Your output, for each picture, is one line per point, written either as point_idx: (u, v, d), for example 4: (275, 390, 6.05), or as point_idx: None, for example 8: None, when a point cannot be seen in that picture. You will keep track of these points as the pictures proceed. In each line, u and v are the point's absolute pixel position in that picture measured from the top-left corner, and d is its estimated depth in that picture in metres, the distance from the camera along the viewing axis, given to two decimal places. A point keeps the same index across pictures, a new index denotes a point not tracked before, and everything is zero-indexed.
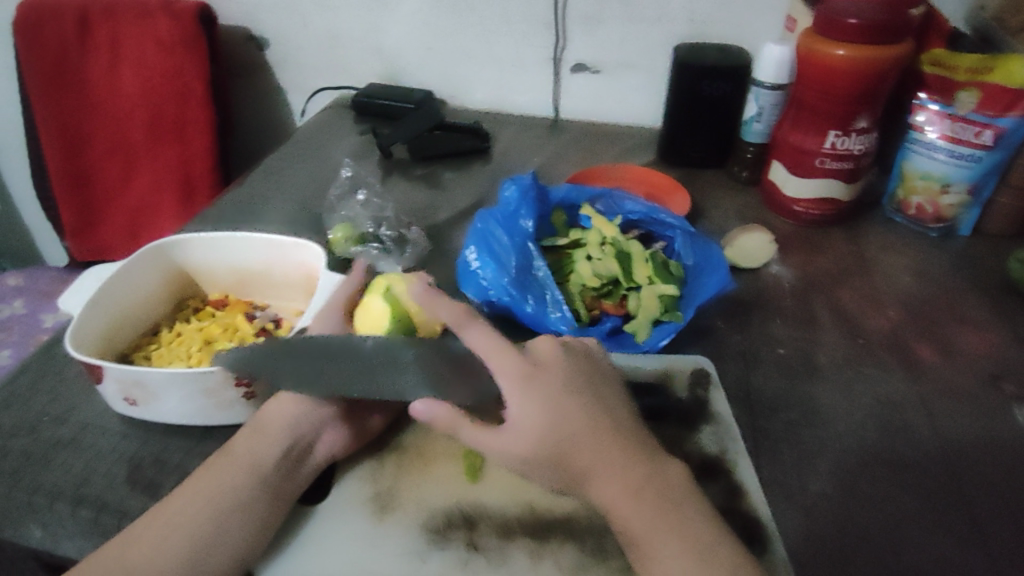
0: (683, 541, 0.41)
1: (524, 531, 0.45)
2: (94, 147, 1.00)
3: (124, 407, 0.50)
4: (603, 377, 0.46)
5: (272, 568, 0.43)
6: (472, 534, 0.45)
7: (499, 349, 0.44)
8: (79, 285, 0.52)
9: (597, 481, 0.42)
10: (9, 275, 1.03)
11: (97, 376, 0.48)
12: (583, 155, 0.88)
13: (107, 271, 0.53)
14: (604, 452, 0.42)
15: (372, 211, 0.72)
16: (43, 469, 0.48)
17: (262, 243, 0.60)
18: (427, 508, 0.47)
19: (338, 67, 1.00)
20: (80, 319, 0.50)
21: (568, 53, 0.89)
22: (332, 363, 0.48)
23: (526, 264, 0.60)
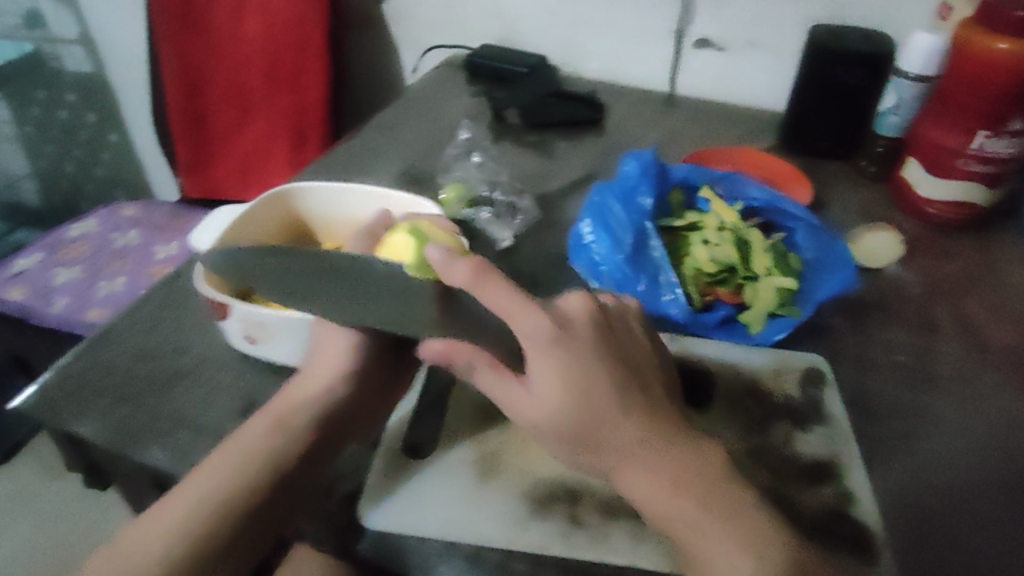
0: (740, 529, 0.39)
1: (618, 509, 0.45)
2: (212, 90, 1.04)
3: (244, 345, 0.52)
4: (636, 347, 0.44)
5: (384, 515, 0.45)
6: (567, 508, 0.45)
7: (519, 309, 0.41)
8: (210, 222, 0.55)
9: (626, 455, 0.41)
10: (125, 206, 1.07)
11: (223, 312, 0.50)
12: (698, 135, 0.85)
13: (237, 212, 0.56)
14: (630, 426, 0.41)
15: (486, 175, 0.75)
16: (166, 397, 0.51)
17: (379, 197, 0.60)
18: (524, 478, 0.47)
19: (453, 26, 1.00)
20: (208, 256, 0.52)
21: (693, 27, 0.86)
22: (334, 284, 0.49)
23: (641, 242, 0.59)
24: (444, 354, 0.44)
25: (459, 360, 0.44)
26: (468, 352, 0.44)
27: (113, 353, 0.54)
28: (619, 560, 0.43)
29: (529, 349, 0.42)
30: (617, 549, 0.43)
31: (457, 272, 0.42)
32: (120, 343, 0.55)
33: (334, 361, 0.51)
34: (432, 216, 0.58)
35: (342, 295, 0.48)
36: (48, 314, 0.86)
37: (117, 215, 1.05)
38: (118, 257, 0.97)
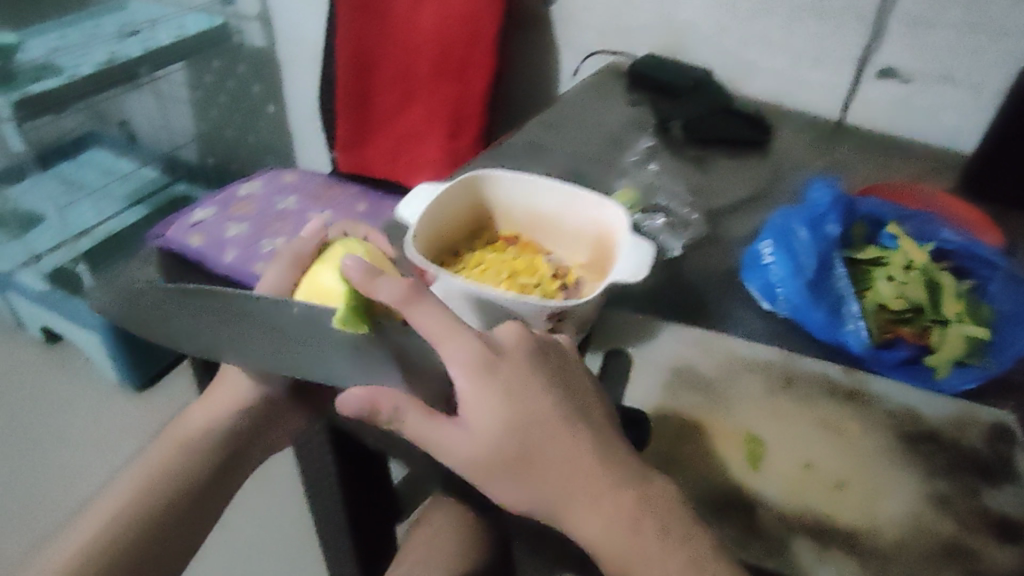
0: (688, 554, 0.40)
1: (784, 524, 0.44)
2: (381, 73, 1.09)
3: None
4: (569, 370, 0.45)
5: None
6: (734, 514, 0.44)
7: (450, 332, 0.42)
8: (416, 197, 0.60)
9: (565, 484, 0.41)
10: (287, 172, 1.15)
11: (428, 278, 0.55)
12: (871, 167, 0.81)
13: (439, 191, 0.60)
14: (570, 450, 0.41)
15: (663, 184, 0.76)
16: None
17: (565, 194, 0.63)
18: (694, 477, 0.46)
19: (621, 32, 1.01)
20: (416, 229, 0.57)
21: (877, 55, 0.84)
22: (240, 326, 0.50)
23: (825, 268, 0.59)
24: (365, 401, 0.42)
25: (386, 407, 0.42)
26: (393, 398, 0.43)
27: None
28: None
29: (460, 373, 0.42)
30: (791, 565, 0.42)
31: (387, 288, 0.43)
32: None
33: (249, 393, 0.61)
34: (619, 217, 0.60)
35: (243, 337, 0.50)
36: (222, 266, 0.96)
37: (279, 180, 1.13)
38: (279, 218, 1.05)
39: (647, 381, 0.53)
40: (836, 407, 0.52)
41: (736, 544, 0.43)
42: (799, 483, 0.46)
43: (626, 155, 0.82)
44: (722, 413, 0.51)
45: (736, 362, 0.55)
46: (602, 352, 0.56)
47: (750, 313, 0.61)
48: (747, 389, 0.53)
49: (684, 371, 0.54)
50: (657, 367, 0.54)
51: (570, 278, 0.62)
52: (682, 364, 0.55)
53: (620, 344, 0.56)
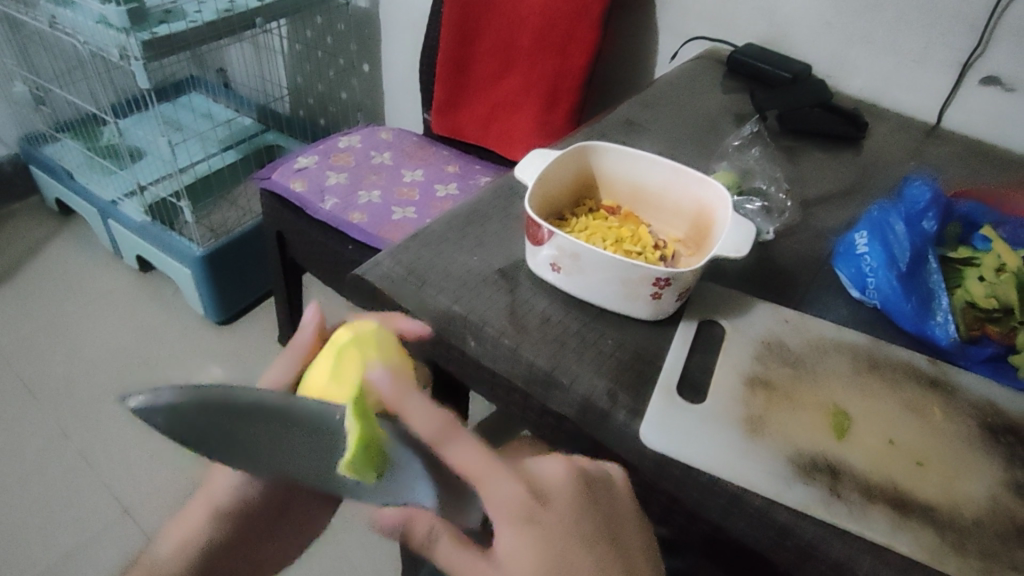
0: None
1: (864, 493, 0.48)
2: (482, 41, 1.13)
3: (545, 272, 0.60)
4: (615, 524, 0.42)
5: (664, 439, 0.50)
6: (818, 478, 0.49)
7: (489, 470, 0.38)
8: (531, 160, 0.64)
9: None
10: (383, 129, 1.20)
11: (540, 240, 0.58)
12: (965, 172, 0.82)
13: (555, 156, 0.64)
14: None
15: (764, 168, 0.78)
16: (475, 296, 0.59)
17: (671, 169, 0.66)
18: (784, 442, 0.51)
19: (723, 20, 1.03)
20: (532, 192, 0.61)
21: (984, 61, 0.85)
22: (290, 435, 0.40)
23: (919, 263, 0.61)
24: (400, 522, 0.41)
25: (420, 528, 0.41)
26: (428, 520, 0.41)
27: (430, 252, 0.63)
28: (875, 537, 0.45)
29: (498, 518, 0.38)
30: (870, 527, 0.46)
31: (421, 419, 0.38)
32: (435, 245, 0.64)
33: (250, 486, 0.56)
34: (720, 195, 0.63)
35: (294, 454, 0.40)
36: (321, 212, 1.02)
37: (375, 136, 1.19)
38: (374, 171, 1.10)
39: (741, 349, 0.57)
40: (920, 396, 0.55)
41: (821, 502, 0.47)
42: (883, 457, 0.50)
43: (727, 140, 0.84)
44: (812, 389, 0.55)
45: (825, 343, 0.59)
46: (695, 320, 0.60)
47: (840, 301, 0.63)
48: (836, 367, 0.57)
49: (776, 346, 0.58)
50: (751, 339, 0.58)
51: (669, 250, 0.66)
52: (773, 338, 0.58)
53: (714, 315, 0.60)
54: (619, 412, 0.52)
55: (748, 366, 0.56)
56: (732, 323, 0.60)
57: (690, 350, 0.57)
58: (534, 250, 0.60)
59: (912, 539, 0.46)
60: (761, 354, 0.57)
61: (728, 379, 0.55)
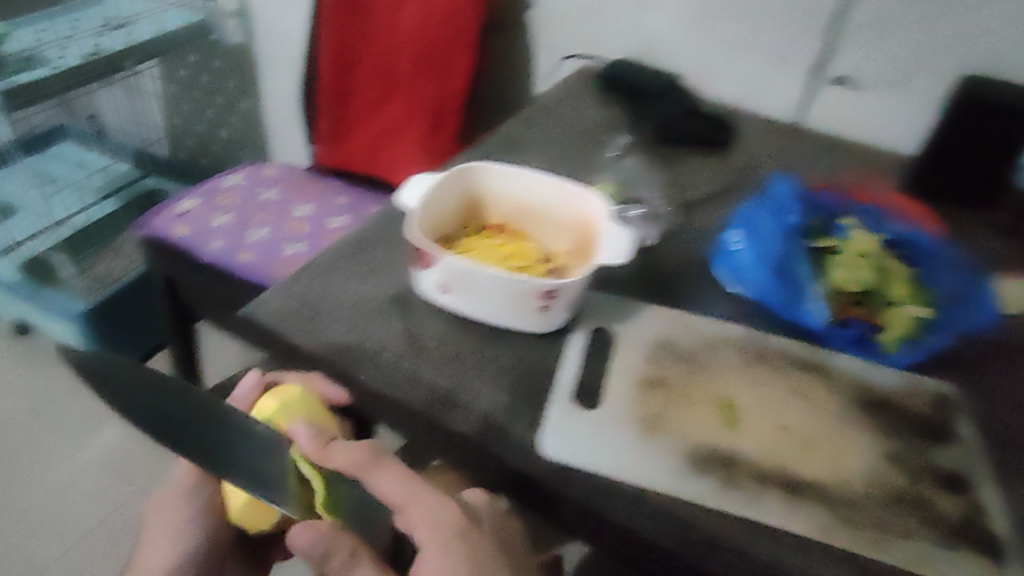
0: None
1: (756, 479, 0.49)
2: (361, 70, 1.15)
3: (436, 297, 0.60)
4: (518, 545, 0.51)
5: (560, 455, 0.50)
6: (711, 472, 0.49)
7: (413, 496, 0.49)
8: (415, 183, 0.63)
9: None
10: (269, 165, 1.17)
11: (426, 263, 0.57)
12: (828, 167, 0.89)
13: (435, 179, 0.63)
14: None
15: (639, 181, 0.81)
16: (367, 324, 0.58)
17: (552, 185, 0.67)
18: (679, 439, 0.51)
19: (595, 37, 1.08)
20: (415, 216, 0.60)
21: (835, 63, 0.91)
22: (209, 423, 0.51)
23: (789, 255, 0.65)
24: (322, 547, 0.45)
25: (339, 550, 0.46)
26: (351, 540, 0.46)
27: (320, 283, 0.61)
28: (772, 522, 0.46)
29: (428, 539, 0.48)
30: (763, 513, 0.47)
31: (343, 456, 0.49)
32: (324, 274, 0.63)
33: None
34: (602, 209, 0.64)
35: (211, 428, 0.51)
36: (208, 254, 0.98)
37: (261, 172, 1.15)
38: (262, 208, 1.07)
39: (633, 354, 0.58)
40: (801, 378, 0.57)
41: (715, 495, 0.48)
42: (774, 441, 0.52)
43: (604, 151, 0.87)
44: (701, 384, 0.56)
45: (711, 337, 0.61)
46: (587, 329, 0.60)
47: (722, 295, 0.66)
48: (726, 359, 0.59)
49: (665, 346, 0.59)
50: (642, 343, 0.59)
51: (557, 264, 0.67)
52: (660, 340, 0.60)
53: (604, 322, 0.61)
54: (519, 425, 0.52)
55: (640, 368, 0.57)
56: (622, 328, 0.61)
57: (584, 359, 0.58)
58: (420, 272, 0.59)
59: (804, 518, 0.47)
60: (651, 355, 0.58)
61: (619, 384, 0.55)
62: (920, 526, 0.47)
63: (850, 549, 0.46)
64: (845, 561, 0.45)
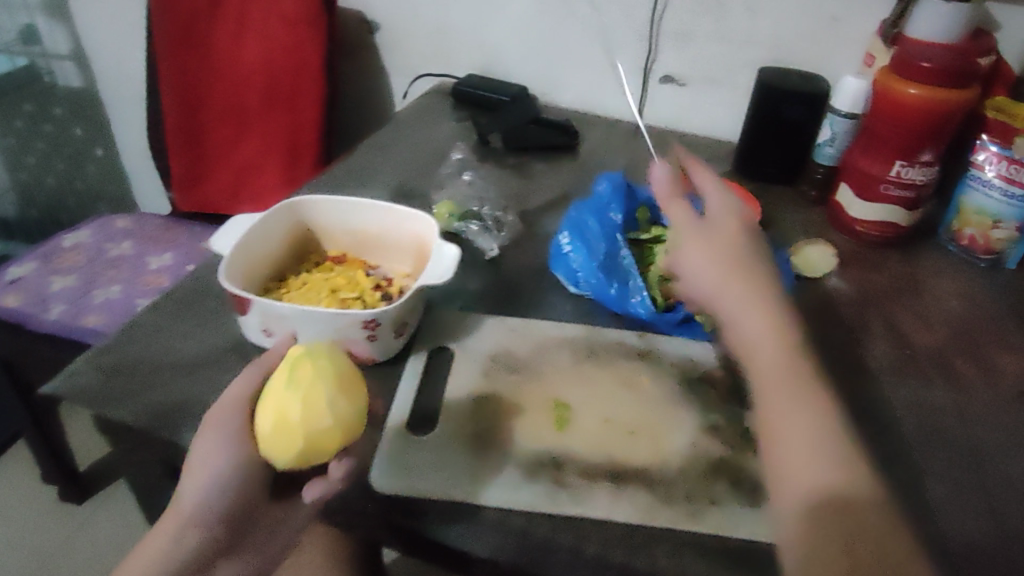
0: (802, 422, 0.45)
1: (793, 351, 0.48)
2: (210, 108, 1.13)
3: (262, 338, 0.64)
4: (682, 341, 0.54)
5: (397, 483, 0.52)
6: (775, 356, 0.47)
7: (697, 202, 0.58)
8: (228, 228, 0.66)
9: (796, 420, 0.45)
10: (119, 219, 1.20)
11: (244, 306, 0.61)
12: (662, 162, 0.95)
13: (253, 219, 0.68)
14: (799, 396, 0.46)
15: (475, 192, 0.81)
16: (203, 382, 0.60)
17: (381, 210, 0.72)
18: (797, 357, 0.47)
19: (441, 56, 1.09)
20: (231, 256, 0.64)
21: (657, 64, 0.97)
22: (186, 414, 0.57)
23: (614, 251, 0.69)
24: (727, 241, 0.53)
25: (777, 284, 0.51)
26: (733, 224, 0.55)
27: (151, 348, 0.63)
28: (598, 515, 0.50)
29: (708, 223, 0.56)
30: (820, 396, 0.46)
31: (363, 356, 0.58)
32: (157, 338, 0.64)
33: None
34: (427, 227, 0.70)
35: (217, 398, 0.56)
36: (50, 321, 0.97)
37: (111, 227, 1.18)
38: (113, 265, 1.09)
39: (699, 252, 0.54)
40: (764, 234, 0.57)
41: (806, 400, 0.45)
42: (600, 436, 0.56)
43: (440, 169, 0.88)
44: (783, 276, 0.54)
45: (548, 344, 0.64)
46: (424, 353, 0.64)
47: (561, 298, 0.70)
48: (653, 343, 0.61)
49: (722, 210, 0.56)
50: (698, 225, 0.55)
51: (393, 285, 0.71)
52: (496, 351, 0.63)
53: (442, 341, 0.65)
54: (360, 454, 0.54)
55: (726, 264, 0.52)
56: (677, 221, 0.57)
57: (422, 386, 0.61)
58: (242, 316, 0.63)
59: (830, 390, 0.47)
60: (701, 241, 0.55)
61: (455, 404, 0.58)
62: (731, 493, 0.52)
63: (669, 527, 0.50)
64: (666, 538, 0.49)
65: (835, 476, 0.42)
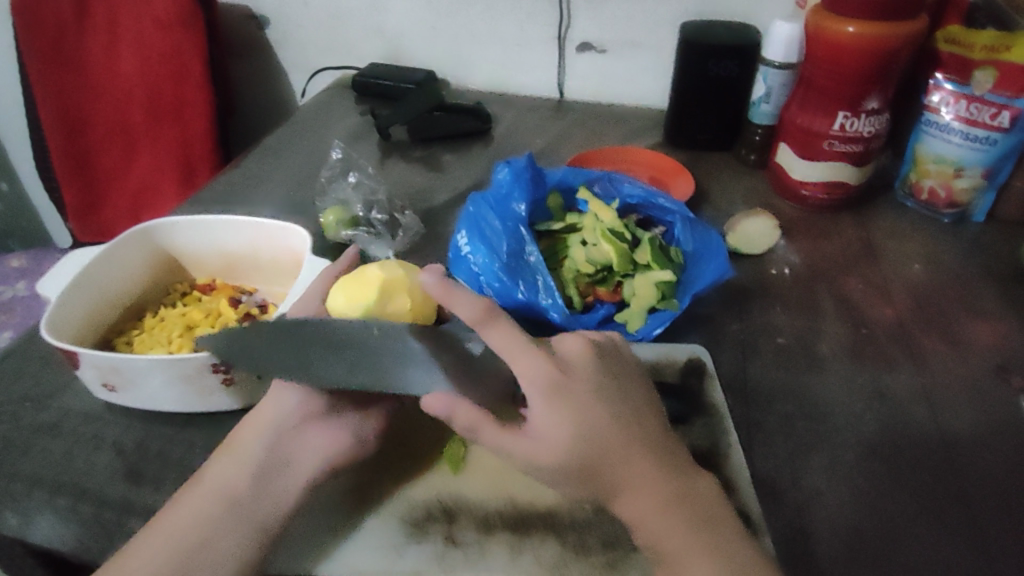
0: (703, 539, 0.40)
1: (685, 513, 0.40)
2: (94, 129, 1.01)
3: (104, 392, 0.56)
4: (626, 373, 0.44)
5: None
6: (668, 538, 0.39)
7: (523, 347, 0.40)
8: (58, 272, 0.56)
9: (628, 497, 0.40)
10: (12, 257, 1.09)
11: (77, 362, 0.53)
12: (586, 139, 0.85)
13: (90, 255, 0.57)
14: (635, 463, 0.40)
15: (363, 193, 0.71)
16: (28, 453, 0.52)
17: (247, 226, 0.63)
18: (690, 518, 0.40)
19: (338, 46, 0.97)
20: (59, 307, 0.54)
21: (573, 31, 0.87)
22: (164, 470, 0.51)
23: (517, 248, 0.59)
24: (449, 408, 0.40)
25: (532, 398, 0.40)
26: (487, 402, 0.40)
27: None
28: None
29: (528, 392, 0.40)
30: (733, 547, 0.40)
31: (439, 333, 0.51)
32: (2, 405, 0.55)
33: None
34: (299, 242, 0.61)
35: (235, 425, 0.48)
36: None
37: (4, 267, 1.08)
38: (5, 309, 1.00)
39: (558, 414, 0.39)
40: (619, 354, 0.44)
41: (707, 563, 0.39)
42: (500, 473, 0.47)
43: (319, 175, 0.77)
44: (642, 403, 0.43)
45: None
46: None
47: None
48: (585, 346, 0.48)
49: (572, 351, 0.42)
50: (548, 376, 0.39)
51: (268, 310, 0.63)
52: None
53: None
54: None
55: (595, 430, 0.39)
56: (511, 358, 0.40)
57: None
58: (76, 371, 0.54)
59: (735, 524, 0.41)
60: (557, 396, 0.39)
61: None
62: None
63: None
64: None
65: None
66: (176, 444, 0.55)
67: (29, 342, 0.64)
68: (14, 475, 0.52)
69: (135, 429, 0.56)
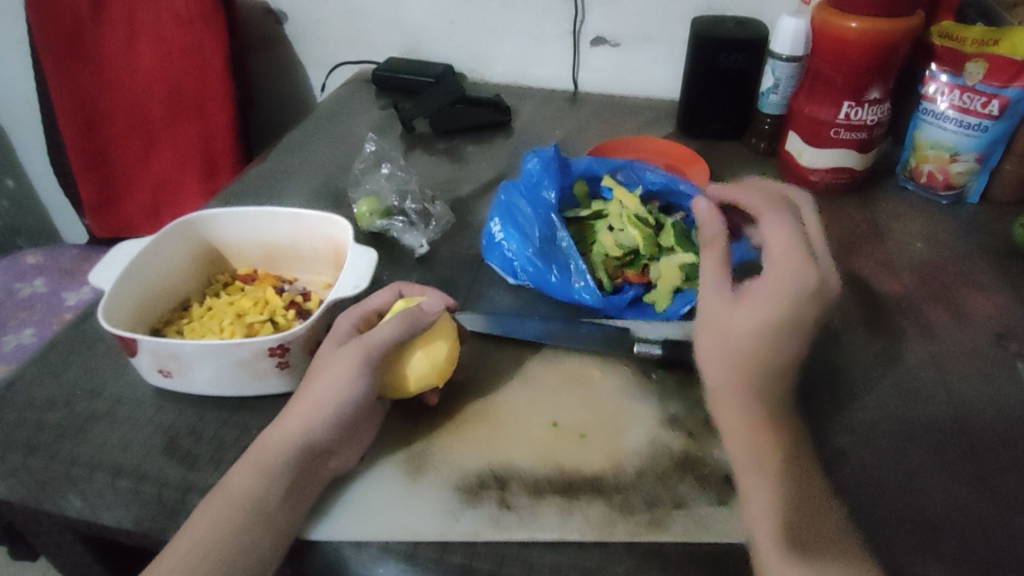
0: (788, 467, 0.45)
1: (770, 439, 0.46)
2: (111, 125, 1.03)
3: (156, 377, 0.57)
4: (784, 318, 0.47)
5: (319, 530, 0.47)
6: (754, 455, 0.45)
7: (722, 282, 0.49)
8: (109, 261, 0.57)
9: (725, 411, 0.47)
10: (28, 253, 1.10)
11: (133, 350, 0.55)
12: (602, 130, 0.89)
13: (136, 248, 0.59)
14: (727, 385, 0.47)
15: (395, 184, 0.74)
16: (81, 442, 0.55)
17: (290, 218, 0.65)
18: (776, 435, 0.46)
19: (356, 40, 1.00)
20: (112, 296, 0.56)
21: (588, 25, 0.90)
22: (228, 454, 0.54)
23: (549, 234, 0.63)
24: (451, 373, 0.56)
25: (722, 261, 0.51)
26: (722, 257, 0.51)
27: (41, 407, 0.58)
28: (548, 535, 0.45)
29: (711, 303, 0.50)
30: (802, 484, 0.44)
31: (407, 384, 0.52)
32: (66, 405, 0.58)
33: None
34: (343, 232, 0.64)
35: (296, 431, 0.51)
36: None
37: (19, 264, 1.09)
38: (25, 307, 1.01)
39: (707, 323, 0.49)
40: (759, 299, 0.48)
41: (780, 481, 0.44)
42: (547, 444, 0.51)
43: (352, 166, 0.80)
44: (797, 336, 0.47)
45: (485, 344, 0.60)
46: None
47: (499, 291, 0.65)
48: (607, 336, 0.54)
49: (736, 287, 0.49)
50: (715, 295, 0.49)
51: (311, 299, 0.66)
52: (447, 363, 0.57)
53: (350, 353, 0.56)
54: None
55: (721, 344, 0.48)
56: (718, 278, 0.50)
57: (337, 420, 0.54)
58: (133, 359, 0.56)
59: (808, 455, 0.46)
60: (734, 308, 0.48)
61: (380, 443, 0.52)
62: (696, 491, 0.48)
63: (628, 542, 0.45)
64: (625, 555, 0.45)
65: (792, 503, 0.43)
66: (230, 425, 0.57)
67: (75, 331, 0.65)
68: (74, 461, 0.54)
69: (187, 413, 0.58)
